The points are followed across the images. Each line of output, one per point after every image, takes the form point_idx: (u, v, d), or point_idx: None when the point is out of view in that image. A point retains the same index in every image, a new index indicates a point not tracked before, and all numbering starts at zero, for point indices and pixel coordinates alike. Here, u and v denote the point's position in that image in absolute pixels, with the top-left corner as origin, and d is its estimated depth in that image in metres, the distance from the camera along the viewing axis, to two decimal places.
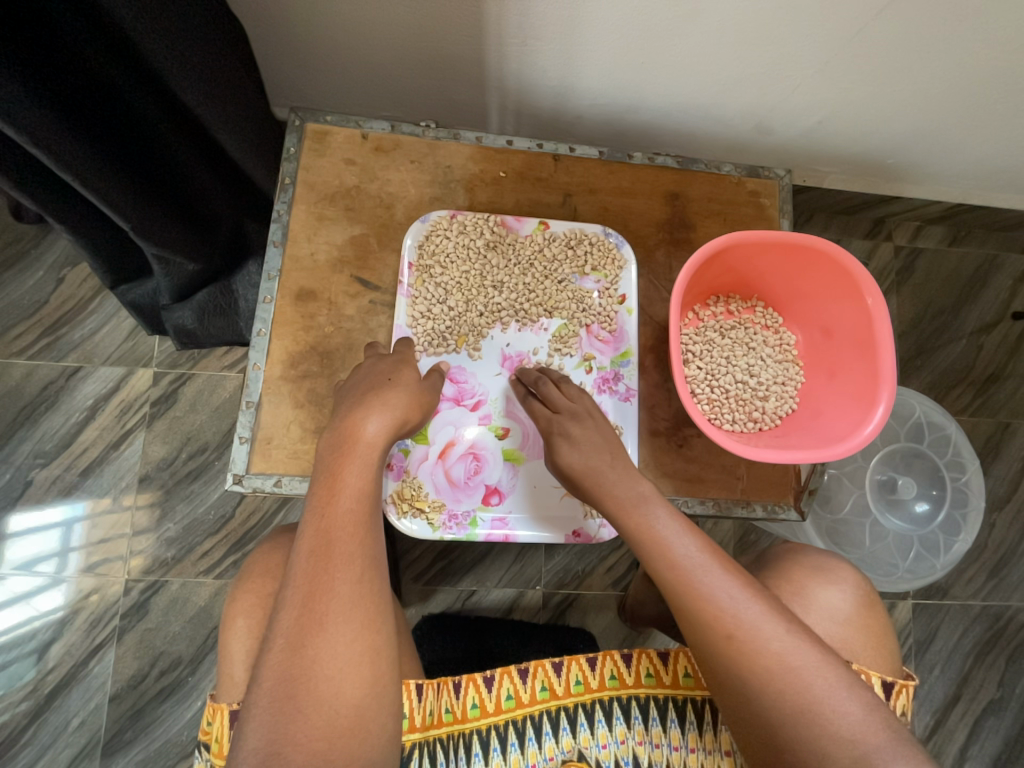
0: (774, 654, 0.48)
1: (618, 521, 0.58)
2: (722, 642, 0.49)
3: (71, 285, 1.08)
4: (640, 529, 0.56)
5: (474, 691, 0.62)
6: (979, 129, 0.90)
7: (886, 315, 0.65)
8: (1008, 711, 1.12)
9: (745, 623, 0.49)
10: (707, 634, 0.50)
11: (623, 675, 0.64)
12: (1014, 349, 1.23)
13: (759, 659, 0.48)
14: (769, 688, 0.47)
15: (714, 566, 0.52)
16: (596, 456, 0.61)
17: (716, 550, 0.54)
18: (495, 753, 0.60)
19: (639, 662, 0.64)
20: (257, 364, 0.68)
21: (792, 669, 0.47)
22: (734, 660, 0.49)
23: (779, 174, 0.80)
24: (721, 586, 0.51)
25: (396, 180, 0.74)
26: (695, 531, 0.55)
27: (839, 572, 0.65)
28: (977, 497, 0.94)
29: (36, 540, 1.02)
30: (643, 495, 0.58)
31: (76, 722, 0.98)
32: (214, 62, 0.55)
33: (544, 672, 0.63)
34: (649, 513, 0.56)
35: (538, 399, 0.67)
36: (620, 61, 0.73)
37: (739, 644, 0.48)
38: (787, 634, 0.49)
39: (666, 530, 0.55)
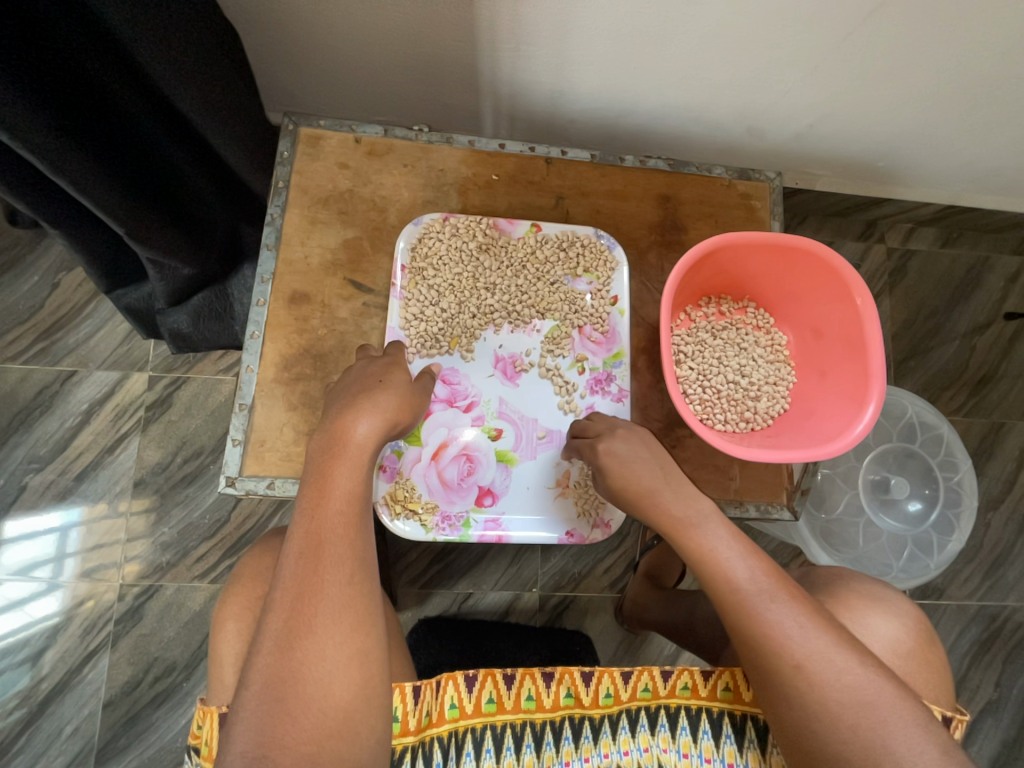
0: (846, 686, 0.48)
1: (674, 542, 0.57)
2: (790, 672, 0.49)
3: (66, 289, 1.08)
4: (696, 552, 0.55)
5: (491, 687, 0.61)
6: (969, 131, 0.91)
7: (875, 315, 0.65)
8: (1006, 712, 1.12)
9: (813, 653, 0.49)
10: (774, 663, 0.50)
11: (657, 688, 0.62)
12: (1006, 350, 1.23)
13: (830, 691, 0.48)
14: (838, 721, 0.48)
15: (777, 595, 0.52)
16: (648, 472, 0.60)
17: (778, 574, 0.54)
18: (509, 752, 0.61)
19: (678, 676, 0.62)
20: (250, 366, 0.68)
21: (863, 702, 0.48)
22: (800, 692, 0.49)
23: (769, 176, 0.81)
24: (785, 616, 0.51)
25: (389, 184, 0.74)
26: (757, 554, 0.54)
27: (883, 597, 0.64)
28: (970, 497, 0.94)
29: (31, 545, 1.02)
30: (704, 514, 0.57)
31: (70, 729, 0.97)
32: (206, 67, 0.55)
33: (571, 679, 0.62)
34: (709, 534, 0.55)
35: (576, 436, 0.66)
36: (612, 65, 0.74)
37: (808, 675, 0.49)
38: (858, 667, 0.49)
39: (725, 552, 0.54)
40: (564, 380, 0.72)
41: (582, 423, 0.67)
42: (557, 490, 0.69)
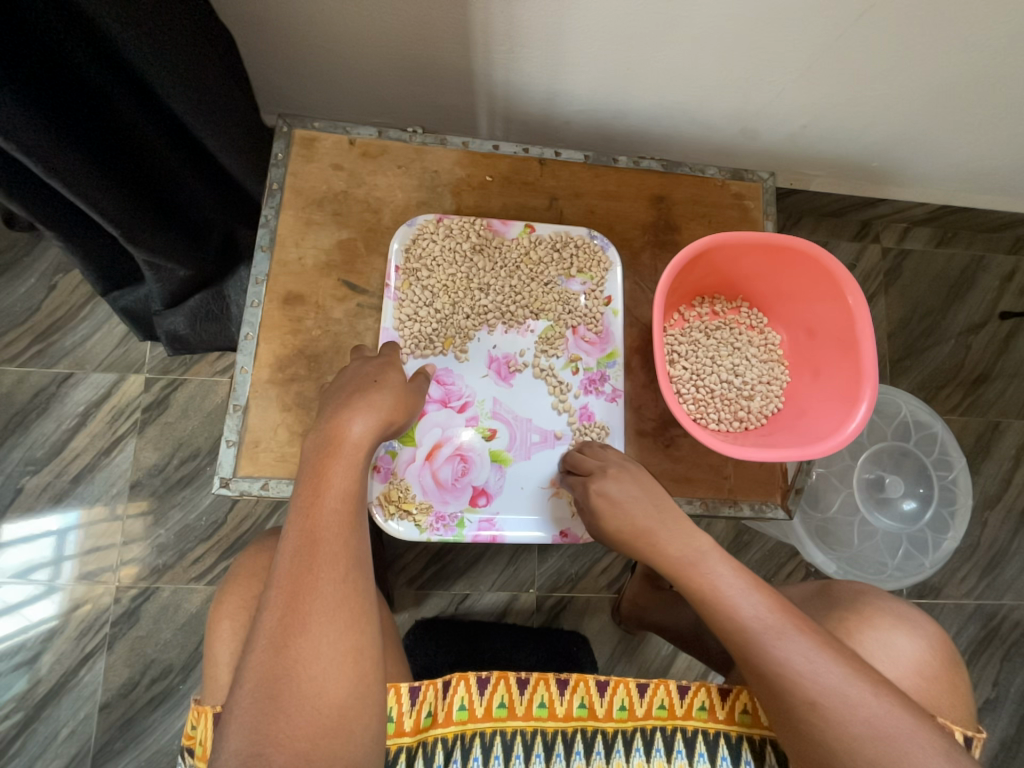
0: (863, 720, 0.49)
1: (680, 582, 0.58)
2: (805, 708, 0.50)
3: (63, 291, 1.08)
4: (699, 591, 0.56)
5: (503, 691, 0.62)
6: (962, 130, 0.91)
7: (867, 314, 0.65)
8: (1003, 711, 1.12)
9: (827, 689, 0.49)
10: (786, 698, 0.51)
11: (673, 706, 0.62)
12: (1002, 348, 1.24)
13: (846, 726, 0.49)
14: (859, 756, 0.48)
15: (785, 629, 0.52)
16: (643, 513, 0.61)
17: (786, 608, 0.54)
18: (517, 760, 0.60)
19: (695, 694, 0.62)
20: (245, 367, 0.68)
21: (881, 735, 0.48)
22: (819, 728, 0.49)
23: (762, 177, 0.81)
24: (793, 650, 0.51)
25: (384, 185, 0.74)
26: (761, 588, 0.55)
27: (907, 617, 0.65)
28: (965, 496, 0.94)
29: (28, 548, 1.02)
30: (702, 551, 0.58)
31: (66, 731, 0.97)
32: (203, 72, 0.56)
33: (585, 689, 0.63)
34: (713, 571, 0.56)
35: (572, 473, 0.67)
36: (606, 67, 0.74)
37: (823, 712, 0.49)
38: (874, 697, 0.49)
39: (730, 589, 0.55)
40: (558, 381, 0.72)
41: (573, 458, 0.67)
42: (550, 489, 0.70)
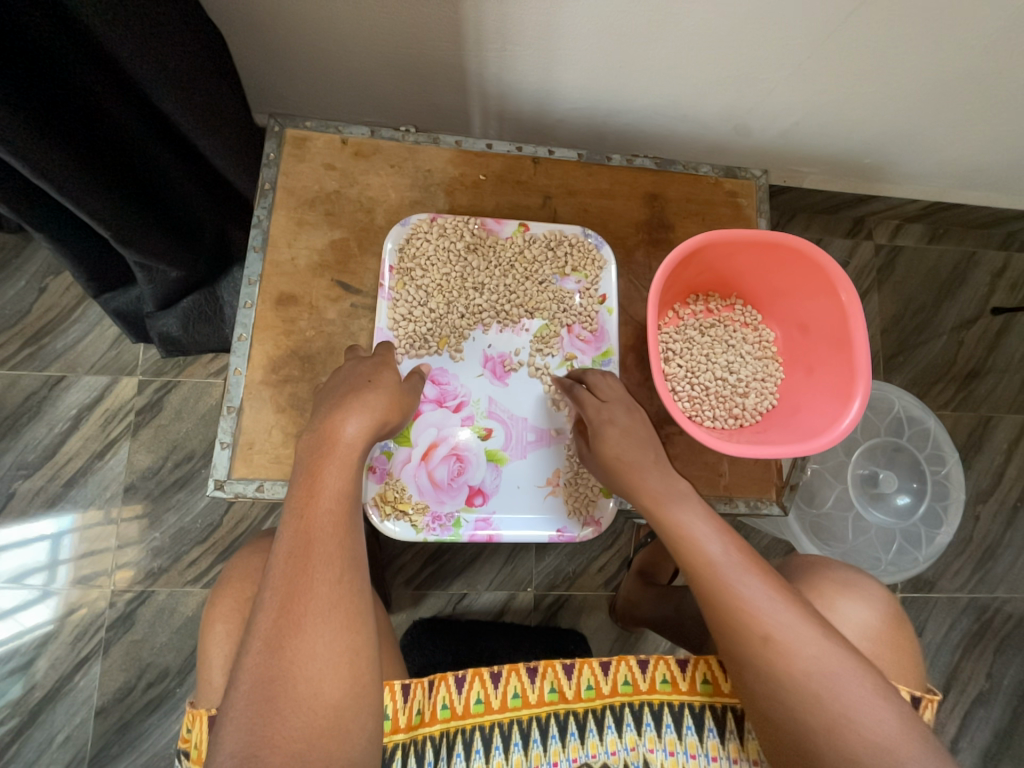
0: (812, 658, 0.49)
1: (650, 517, 0.58)
2: (758, 644, 0.50)
3: (53, 294, 1.07)
4: (671, 526, 0.56)
5: (479, 687, 0.61)
6: (953, 127, 0.91)
7: (859, 311, 0.66)
8: (997, 703, 1.13)
9: (782, 625, 0.50)
10: (741, 634, 0.51)
11: (637, 681, 0.62)
12: (993, 344, 1.25)
13: (796, 663, 0.49)
14: (806, 691, 0.49)
15: (750, 570, 0.53)
16: (639, 451, 0.61)
17: (750, 552, 0.55)
18: (498, 752, 0.60)
19: (655, 668, 0.62)
20: (238, 368, 0.68)
21: (829, 673, 0.49)
22: (771, 662, 0.50)
23: (755, 174, 0.81)
24: (755, 590, 0.52)
25: (376, 184, 0.74)
26: (729, 531, 0.56)
27: (852, 583, 0.65)
28: (958, 490, 0.94)
29: (20, 553, 1.01)
30: (683, 493, 0.58)
31: (61, 737, 0.97)
32: (192, 72, 0.55)
33: (554, 674, 0.62)
34: (686, 512, 0.56)
35: (585, 389, 0.67)
36: (597, 65, 0.74)
37: (776, 646, 0.50)
38: (824, 639, 0.50)
39: (698, 528, 0.55)
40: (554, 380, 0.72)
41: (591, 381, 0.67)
42: (548, 488, 0.70)
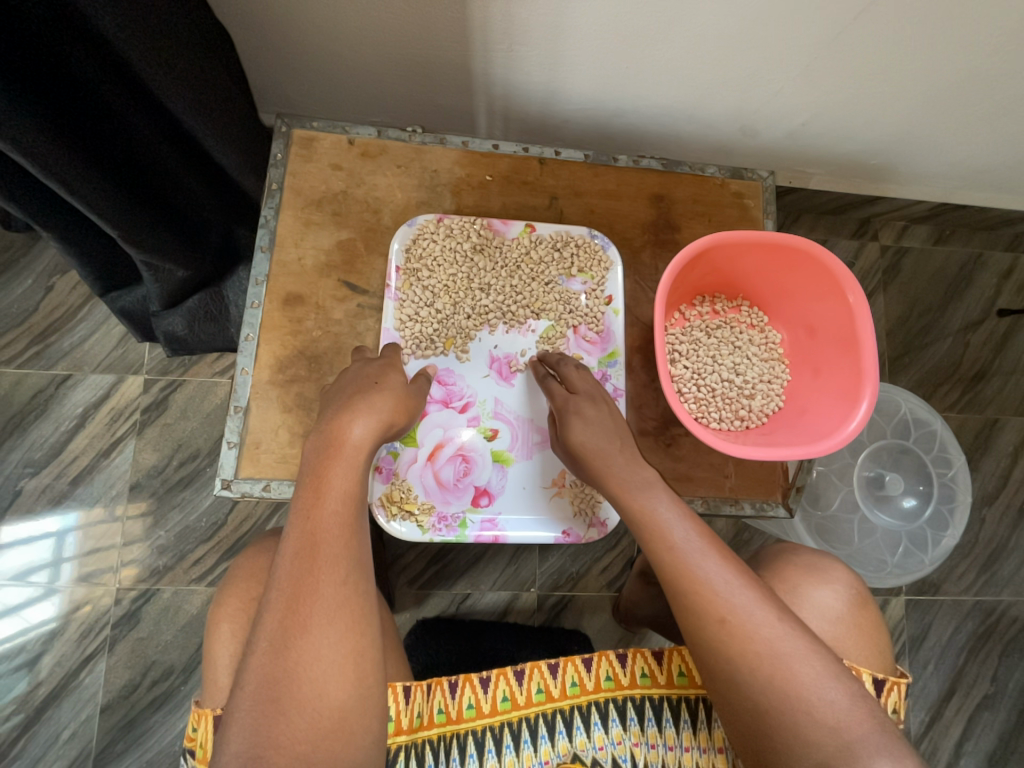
0: (765, 639, 0.49)
1: (617, 503, 0.59)
2: (714, 625, 0.50)
3: (60, 293, 1.08)
4: (637, 511, 0.57)
5: (470, 692, 0.61)
6: (961, 129, 0.91)
7: (867, 313, 0.65)
8: (1002, 706, 1.12)
9: (737, 608, 0.50)
10: (699, 616, 0.51)
11: (618, 675, 0.63)
12: (1000, 345, 1.24)
13: (750, 643, 0.49)
14: (758, 672, 0.49)
15: (710, 554, 0.53)
16: (606, 440, 0.61)
17: (713, 537, 0.55)
18: (489, 755, 0.60)
19: (634, 661, 0.64)
20: (245, 368, 0.68)
21: (781, 655, 0.49)
22: (725, 644, 0.50)
23: (762, 175, 0.81)
24: (714, 572, 0.52)
25: (383, 185, 0.74)
26: (694, 517, 0.56)
27: (816, 568, 0.65)
28: (964, 492, 0.95)
29: (27, 550, 1.02)
30: (648, 480, 0.58)
31: (67, 734, 0.97)
32: (201, 73, 0.56)
33: (540, 674, 0.62)
34: (651, 497, 0.57)
35: (558, 381, 0.67)
36: (604, 66, 0.74)
37: (731, 628, 0.50)
38: (778, 621, 0.50)
39: (663, 513, 0.56)
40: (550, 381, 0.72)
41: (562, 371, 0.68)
42: (553, 488, 0.70)
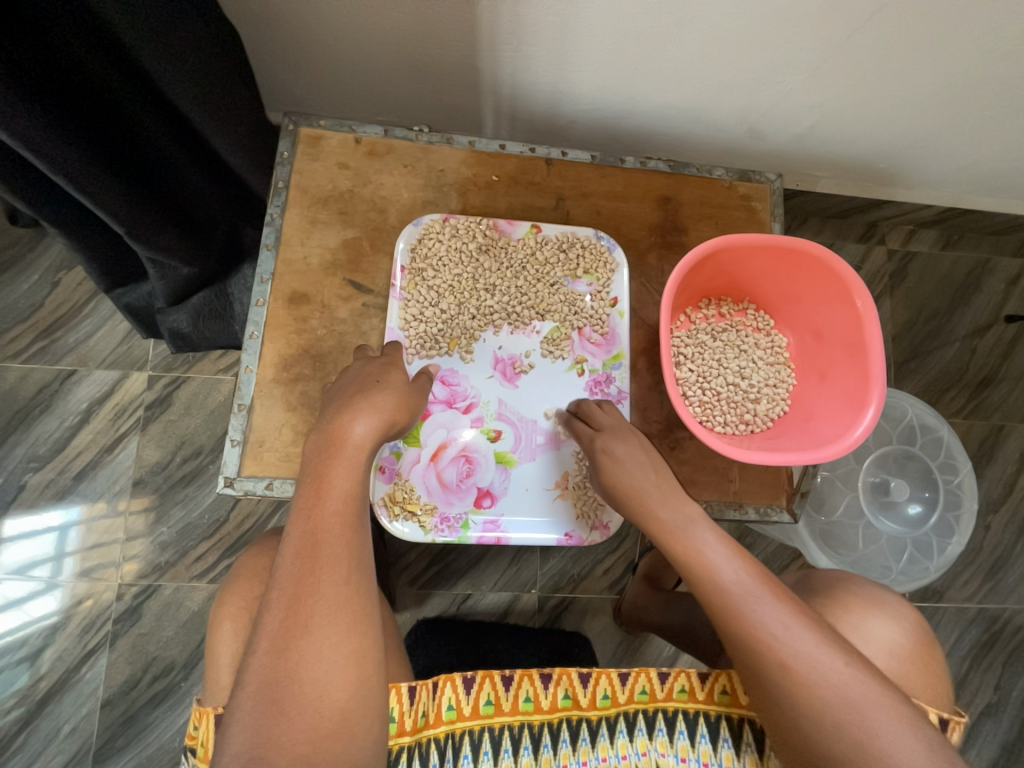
0: (832, 686, 0.49)
1: (662, 543, 0.57)
2: (776, 671, 0.50)
3: (66, 288, 1.08)
4: (682, 551, 0.56)
5: (489, 688, 0.61)
6: (970, 133, 0.90)
7: (874, 317, 0.65)
8: (1006, 715, 1.12)
9: (800, 654, 0.50)
10: (760, 663, 0.51)
11: (655, 690, 0.62)
12: (1007, 352, 1.23)
13: (816, 689, 0.49)
14: (826, 719, 0.49)
15: (764, 596, 0.52)
16: (640, 474, 0.60)
17: (764, 575, 0.54)
18: (505, 754, 0.60)
19: (674, 678, 0.62)
20: (249, 366, 0.68)
21: (848, 701, 0.48)
22: (789, 691, 0.49)
23: (770, 178, 0.81)
24: (770, 617, 0.51)
25: (390, 184, 0.74)
26: (742, 554, 0.55)
27: (879, 601, 0.65)
28: (970, 499, 0.93)
29: (30, 544, 1.02)
30: (691, 518, 0.57)
31: (67, 728, 0.97)
32: (208, 68, 0.55)
33: (569, 681, 0.62)
34: (697, 536, 0.56)
35: (580, 419, 0.67)
36: (612, 66, 0.74)
37: (796, 675, 0.49)
38: (843, 664, 0.50)
39: (711, 554, 0.54)
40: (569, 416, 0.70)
41: (589, 408, 0.67)
42: (555, 490, 0.69)
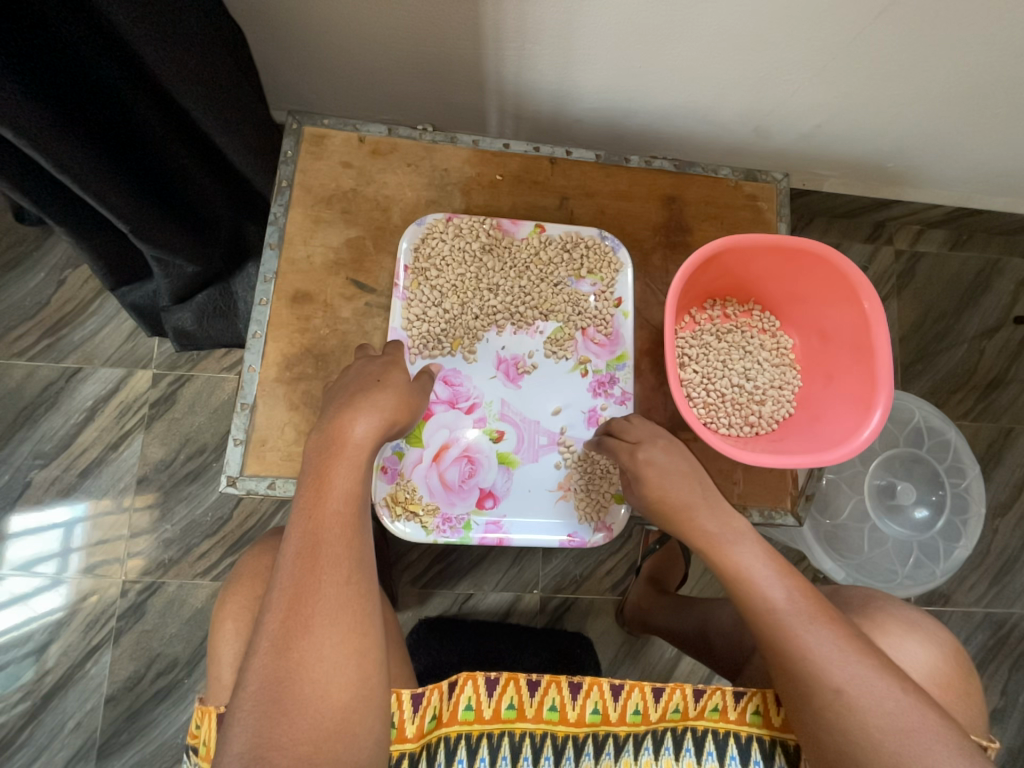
0: (886, 713, 0.49)
1: (708, 561, 0.57)
2: (830, 695, 0.50)
3: (72, 286, 1.08)
4: (729, 570, 0.56)
5: (514, 693, 0.61)
6: (981, 131, 0.89)
7: (882, 319, 0.64)
8: (1011, 721, 1.11)
9: (853, 677, 0.50)
10: (811, 685, 0.51)
11: (687, 709, 0.61)
12: (1016, 354, 1.22)
13: (869, 715, 0.49)
14: (879, 746, 0.48)
15: (816, 618, 0.52)
16: (685, 487, 0.59)
17: (815, 598, 0.54)
18: (525, 761, 0.60)
19: (709, 697, 0.60)
20: (252, 365, 0.68)
21: (903, 729, 0.48)
22: (840, 715, 0.49)
23: (776, 178, 0.80)
24: (821, 640, 0.51)
25: (393, 183, 0.74)
26: (792, 576, 0.55)
27: (917, 624, 0.64)
28: (978, 504, 0.93)
29: (36, 541, 1.02)
30: (740, 532, 0.57)
31: (72, 723, 0.98)
32: (212, 66, 0.55)
33: (599, 694, 0.61)
34: (745, 554, 0.56)
35: (613, 437, 0.65)
36: (618, 65, 0.73)
37: (848, 699, 0.49)
38: (898, 691, 0.49)
39: (761, 573, 0.55)
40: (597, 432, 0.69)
41: (619, 423, 0.65)
42: (558, 492, 0.69)
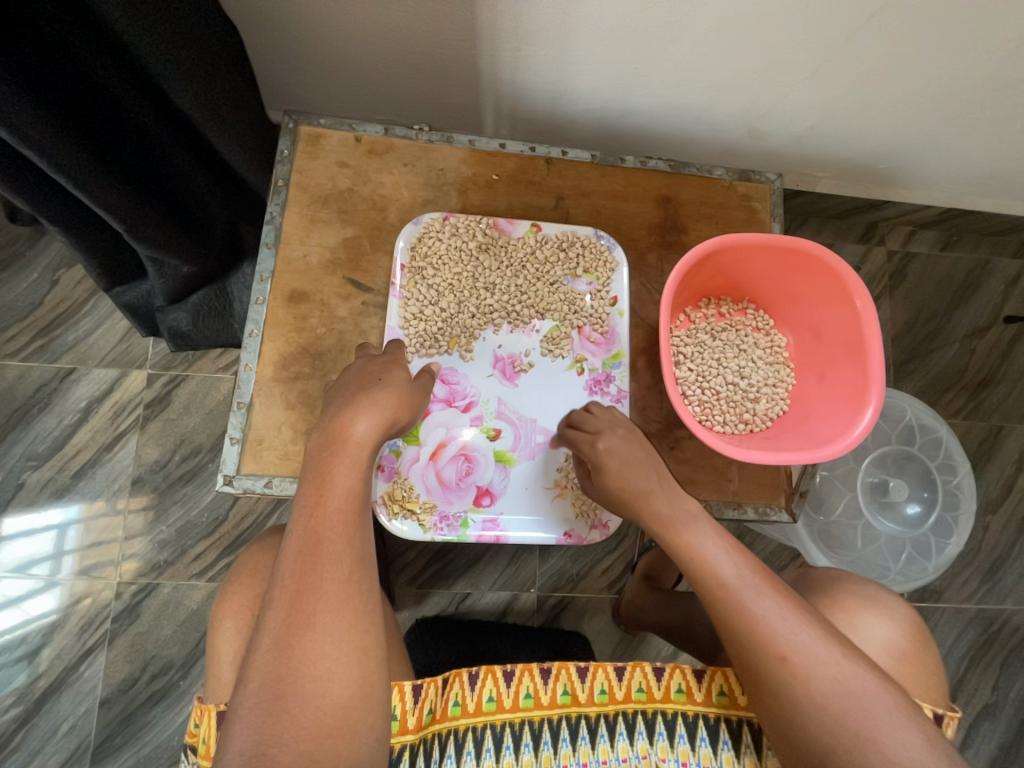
0: (831, 677, 0.49)
1: (660, 540, 0.57)
2: (776, 664, 0.50)
3: (65, 286, 1.08)
4: (683, 547, 0.56)
5: (491, 684, 0.61)
6: (970, 133, 0.90)
7: (875, 317, 0.65)
8: (1003, 715, 1.12)
9: (799, 645, 0.50)
10: (758, 654, 0.51)
11: (651, 688, 0.62)
12: (1006, 352, 1.23)
13: (816, 681, 0.49)
14: (826, 711, 0.49)
15: (763, 589, 0.53)
16: (642, 474, 0.59)
17: (763, 569, 0.54)
18: (508, 752, 0.59)
19: (671, 676, 0.62)
20: (249, 364, 0.68)
21: (849, 693, 0.49)
22: (789, 683, 0.50)
23: (769, 178, 0.81)
24: (768, 608, 0.52)
25: (389, 183, 0.74)
26: (740, 549, 0.55)
27: (881, 600, 0.64)
28: (969, 501, 0.93)
29: (30, 542, 1.02)
30: (691, 514, 0.57)
31: (66, 726, 0.97)
32: (209, 70, 0.55)
33: (567, 676, 0.62)
34: (697, 532, 0.56)
35: (573, 428, 0.66)
36: (613, 66, 0.74)
37: (794, 666, 0.50)
38: (841, 656, 0.50)
39: (711, 548, 0.55)
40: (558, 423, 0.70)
41: (578, 415, 0.66)
42: (555, 489, 0.69)
